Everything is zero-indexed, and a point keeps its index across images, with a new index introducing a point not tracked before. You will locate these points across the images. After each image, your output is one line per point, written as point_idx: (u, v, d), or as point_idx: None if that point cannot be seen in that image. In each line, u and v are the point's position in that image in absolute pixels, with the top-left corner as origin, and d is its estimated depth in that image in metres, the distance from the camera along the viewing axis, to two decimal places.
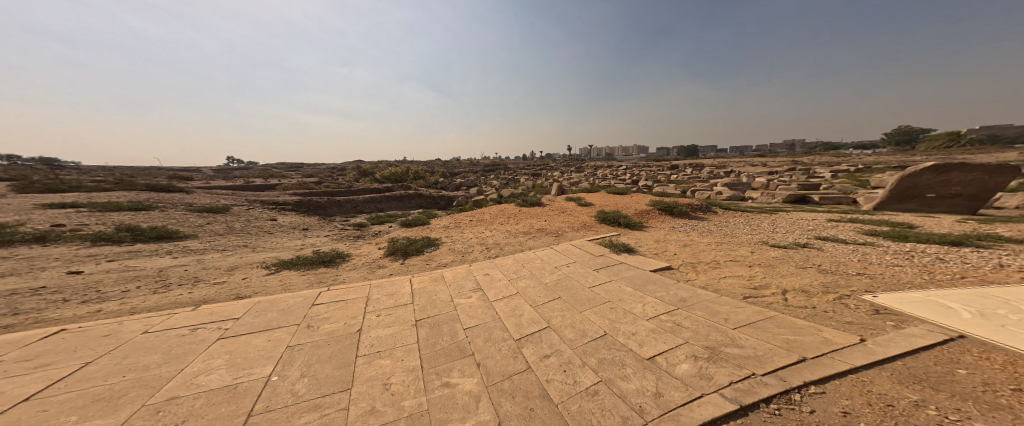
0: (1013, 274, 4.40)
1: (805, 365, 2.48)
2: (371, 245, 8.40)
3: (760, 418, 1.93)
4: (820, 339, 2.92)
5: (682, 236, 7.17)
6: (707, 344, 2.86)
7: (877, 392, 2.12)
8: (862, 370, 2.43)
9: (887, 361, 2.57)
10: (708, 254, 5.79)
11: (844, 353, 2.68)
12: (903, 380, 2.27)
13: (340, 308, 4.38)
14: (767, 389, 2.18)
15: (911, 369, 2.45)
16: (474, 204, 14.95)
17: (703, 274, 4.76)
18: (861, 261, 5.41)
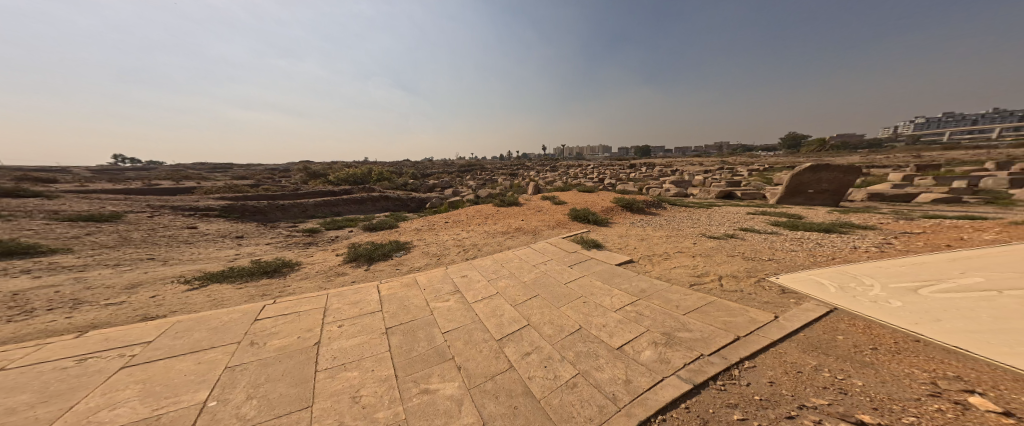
0: (864, 254, 5.83)
1: (739, 342, 2.98)
2: (327, 251, 7.58)
3: (710, 395, 2.28)
4: (749, 319, 3.51)
5: (641, 231, 7.88)
6: (666, 331, 3.25)
7: (790, 360, 2.66)
8: (778, 342, 3.02)
9: (795, 333, 3.22)
10: (660, 247, 6.50)
11: (766, 329, 3.26)
12: (804, 348, 2.89)
13: (292, 321, 3.90)
14: (714, 367, 2.58)
15: (807, 337, 3.14)
16: (451, 204, 14.33)
17: (657, 265, 5.35)
18: (771, 248, 6.61)
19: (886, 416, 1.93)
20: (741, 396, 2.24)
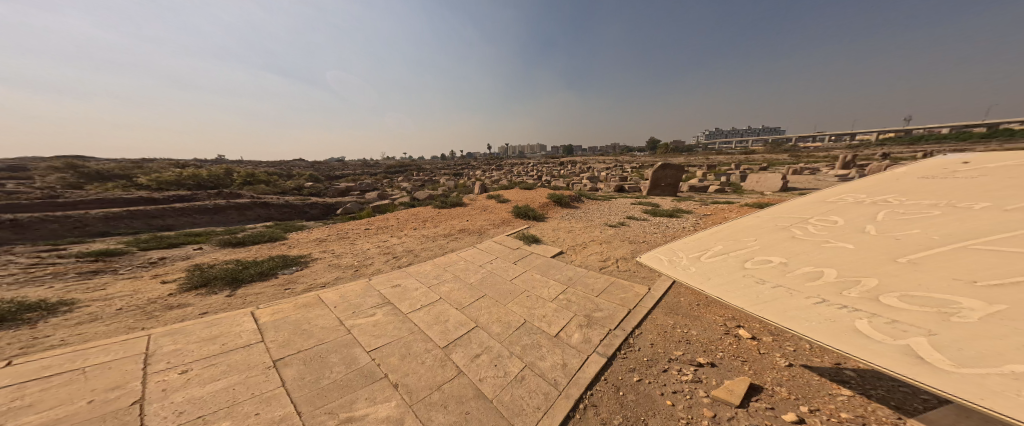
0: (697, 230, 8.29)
1: (631, 313, 3.76)
2: (147, 276, 4.94)
3: (623, 365, 2.80)
4: (638, 292, 4.40)
5: (566, 224, 8.75)
6: (588, 313, 3.77)
7: (660, 322, 3.56)
8: (652, 307, 3.96)
9: (662, 299, 4.19)
10: (579, 236, 7.45)
11: (643, 301, 4.10)
12: (667, 311, 3.84)
13: (66, 384, 2.36)
14: (618, 339, 3.17)
15: (669, 302, 4.12)
16: (374, 210, 11.77)
17: (579, 254, 6.11)
18: (649, 230, 8.56)
19: (710, 355, 2.90)
20: (637, 361, 2.85)
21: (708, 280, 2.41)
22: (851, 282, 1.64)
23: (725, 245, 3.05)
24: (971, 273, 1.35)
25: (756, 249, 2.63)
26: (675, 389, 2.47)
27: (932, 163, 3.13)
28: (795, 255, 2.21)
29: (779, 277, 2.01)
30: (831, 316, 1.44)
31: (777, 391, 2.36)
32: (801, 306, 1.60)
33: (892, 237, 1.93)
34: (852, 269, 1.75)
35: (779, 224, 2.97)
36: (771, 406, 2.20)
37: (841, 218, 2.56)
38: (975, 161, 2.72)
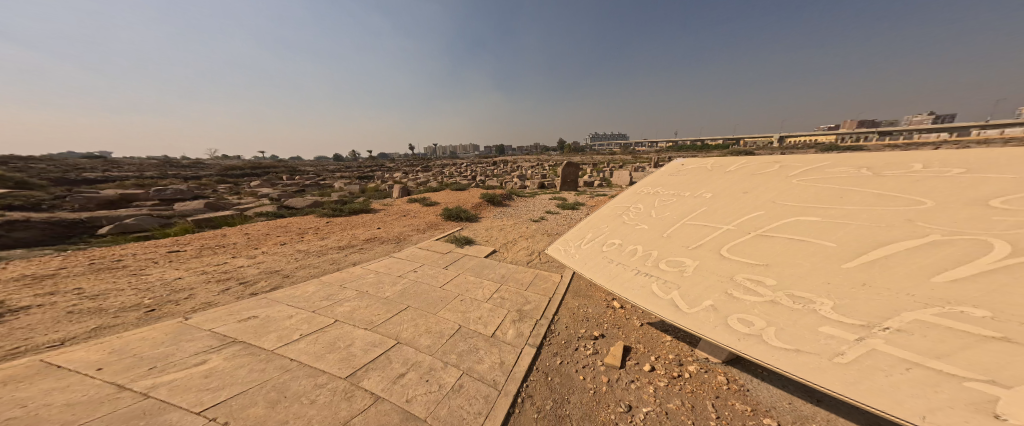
0: None
1: (547, 302, 4.03)
2: None
3: (551, 351, 2.99)
4: (557, 281, 4.75)
5: (492, 223, 8.78)
6: (518, 308, 3.88)
7: (570, 305, 3.94)
8: (561, 292, 4.31)
9: (569, 286, 4.56)
10: (509, 234, 7.67)
11: (558, 288, 4.44)
12: (571, 296, 4.22)
13: None
14: (542, 328, 3.36)
15: (575, 286, 4.53)
16: (228, 219, 8.60)
17: (509, 251, 6.28)
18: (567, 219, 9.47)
19: (600, 328, 3.38)
20: (561, 344, 3.10)
21: (586, 262, 3.25)
22: (647, 255, 2.92)
23: (591, 228, 3.98)
24: (680, 244, 2.88)
25: (608, 232, 3.70)
26: (585, 364, 2.76)
27: (671, 164, 5.03)
28: (627, 237, 3.39)
29: (622, 257, 3.06)
30: (643, 283, 2.56)
31: (638, 348, 2.95)
32: (631, 279, 2.66)
33: (664, 221, 3.38)
34: (651, 247, 3.01)
35: (617, 211, 4.12)
36: (639, 362, 2.73)
37: (644, 207, 3.91)
38: (688, 165, 4.71)
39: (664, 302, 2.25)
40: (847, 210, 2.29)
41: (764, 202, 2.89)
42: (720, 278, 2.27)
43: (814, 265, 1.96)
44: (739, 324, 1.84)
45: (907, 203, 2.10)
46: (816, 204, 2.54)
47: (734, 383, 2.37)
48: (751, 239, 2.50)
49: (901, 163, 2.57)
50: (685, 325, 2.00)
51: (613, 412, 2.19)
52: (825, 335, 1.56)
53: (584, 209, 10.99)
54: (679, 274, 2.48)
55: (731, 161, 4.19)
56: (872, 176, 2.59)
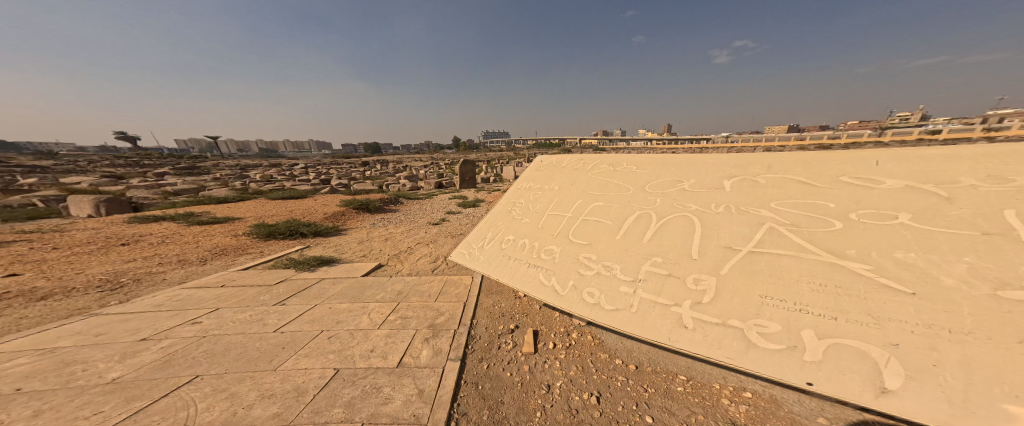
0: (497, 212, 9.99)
1: (464, 307, 4.01)
2: None
3: (475, 358, 3.01)
4: (467, 283, 4.74)
5: (380, 234, 7.55)
6: (430, 323, 3.61)
7: (488, 305, 4.08)
8: (479, 295, 4.37)
9: (481, 283, 4.73)
10: (402, 242, 6.89)
11: (472, 289, 4.51)
12: (484, 294, 4.39)
13: None
14: (463, 337, 3.32)
15: (486, 283, 4.72)
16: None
17: (405, 262, 5.68)
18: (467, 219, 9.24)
19: (514, 320, 3.71)
20: (485, 348, 3.18)
21: (490, 266, 3.54)
22: (531, 248, 3.47)
23: (484, 231, 4.24)
24: (548, 233, 3.59)
25: (500, 232, 4.05)
26: (509, 359, 3.00)
27: (534, 160, 5.82)
28: (515, 233, 3.88)
29: (518, 255, 3.49)
30: (534, 276, 3.08)
31: (541, 329, 3.50)
32: (526, 275, 3.15)
33: (537, 215, 4.05)
34: (534, 240, 3.58)
35: (507, 207, 4.56)
36: (547, 343, 3.26)
37: (526, 202, 4.50)
38: (546, 160, 5.54)
39: (548, 290, 2.86)
40: (613, 196, 3.77)
41: (582, 192, 4.08)
42: (572, 260, 3.07)
43: (610, 240, 3.09)
44: (588, 296, 2.66)
45: (623, 190, 3.81)
46: (603, 192, 3.93)
47: (594, 338, 3.25)
48: (580, 223, 3.52)
49: (624, 161, 4.49)
50: (562, 307, 2.64)
51: (539, 396, 2.51)
52: (624, 291, 2.56)
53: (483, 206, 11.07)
54: (553, 262, 3.14)
55: (563, 156, 5.38)
56: (617, 169, 4.34)
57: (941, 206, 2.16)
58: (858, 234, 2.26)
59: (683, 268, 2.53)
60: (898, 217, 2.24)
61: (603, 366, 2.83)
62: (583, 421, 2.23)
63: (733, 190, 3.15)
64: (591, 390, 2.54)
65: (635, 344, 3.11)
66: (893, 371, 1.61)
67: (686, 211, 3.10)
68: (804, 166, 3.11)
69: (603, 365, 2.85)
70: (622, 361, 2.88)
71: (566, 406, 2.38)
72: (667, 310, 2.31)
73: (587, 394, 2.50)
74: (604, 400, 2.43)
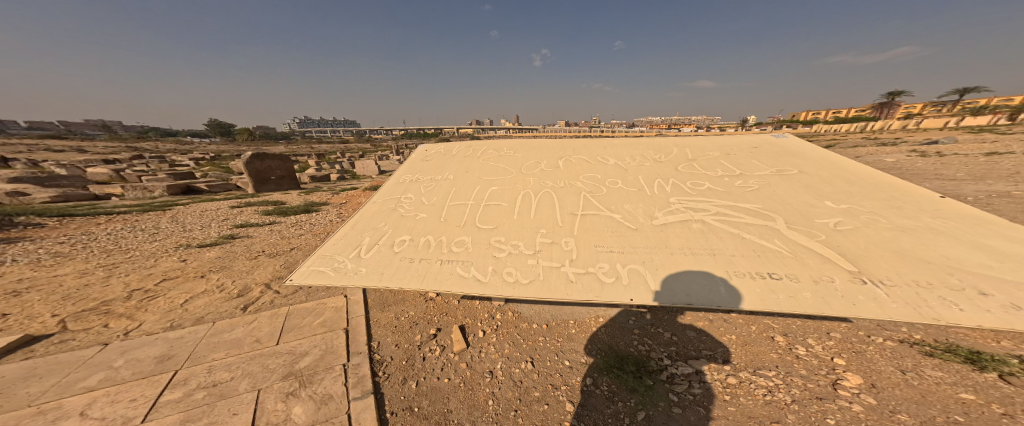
0: (327, 213, 7.91)
1: (352, 333, 3.23)
2: None
3: (391, 383, 2.60)
4: (336, 306, 3.73)
5: (102, 282, 4.16)
6: (289, 373, 2.63)
7: (387, 319, 3.53)
8: (371, 313, 3.63)
9: (365, 299, 3.88)
10: (119, 284, 4.10)
11: (353, 309, 3.66)
12: (373, 310, 3.68)
13: None
14: (364, 367, 2.74)
15: (372, 298, 3.95)
16: None
17: (154, 312, 3.53)
18: (275, 231, 6.44)
19: (433, 324, 3.46)
20: (401, 366, 2.81)
21: (343, 276, 2.96)
22: (439, 243, 3.20)
23: (349, 236, 3.50)
24: (452, 224, 3.42)
25: (366, 234, 3.48)
26: (440, 366, 2.83)
27: (415, 150, 5.29)
28: (412, 231, 3.42)
29: (381, 258, 3.13)
30: (450, 271, 2.85)
31: (467, 322, 3.49)
32: (411, 273, 2.87)
33: (434, 207, 3.74)
34: (439, 235, 3.31)
35: (389, 206, 3.89)
36: (475, 333, 3.31)
37: (412, 195, 4.05)
38: (431, 150, 5.18)
39: (470, 281, 2.72)
40: (503, 180, 4.06)
41: (477, 179, 4.14)
42: (485, 245, 3.09)
43: (511, 221, 3.36)
44: (510, 276, 2.77)
45: (509, 173, 4.18)
46: (494, 177, 4.15)
47: (514, 313, 3.60)
48: (482, 209, 3.58)
49: (504, 147, 4.90)
50: (488, 294, 2.60)
51: (484, 385, 2.57)
52: (531, 263, 2.88)
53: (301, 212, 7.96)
54: (467, 253, 3.04)
55: (450, 144, 5.23)
56: (501, 154, 4.68)
57: (632, 176, 3.85)
58: (619, 200, 3.50)
59: (564, 233, 3.15)
60: (630, 191, 3.61)
61: (528, 334, 3.24)
62: (528, 388, 2.53)
63: (564, 168, 4.18)
64: (527, 359, 2.88)
65: (543, 306, 3.70)
66: (643, 278, 2.57)
67: (547, 188, 3.81)
68: (595, 155, 4.42)
69: (527, 334, 3.25)
70: (539, 324, 3.38)
71: (511, 383, 2.60)
72: (560, 271, 2.77)
73: (525, 363, 2.83)
74: (537, 362, 2.82)
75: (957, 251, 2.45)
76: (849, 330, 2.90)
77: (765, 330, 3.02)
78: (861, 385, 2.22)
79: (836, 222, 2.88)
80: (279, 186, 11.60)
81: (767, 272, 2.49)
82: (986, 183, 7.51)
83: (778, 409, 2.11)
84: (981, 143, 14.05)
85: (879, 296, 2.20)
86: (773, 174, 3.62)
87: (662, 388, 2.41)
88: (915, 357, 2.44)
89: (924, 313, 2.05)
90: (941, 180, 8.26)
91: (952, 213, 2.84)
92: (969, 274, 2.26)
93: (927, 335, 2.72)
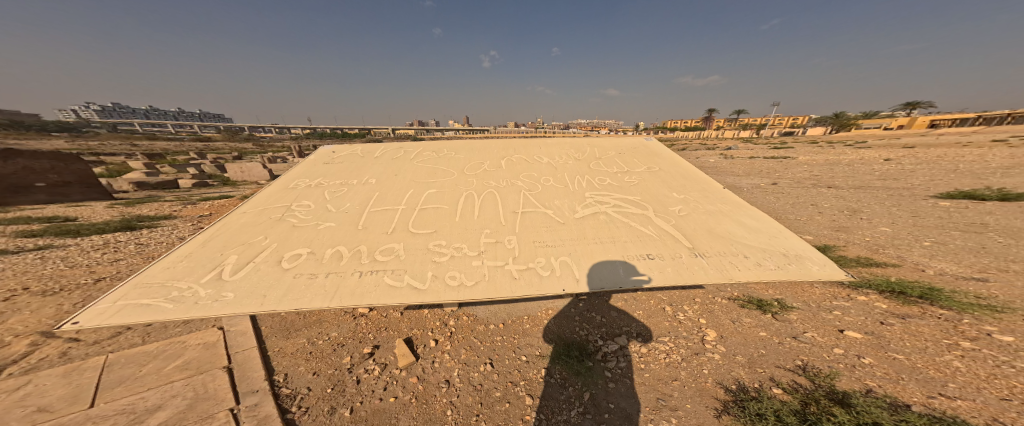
0: (155, 229, 5.83)
1: (240, 370, 2.64)
2: None
3: (311, 415, 2.27)
4: (205, 342, 2.96)
5: None
6: None
7: (293, 347, 3.01)
8: (264, 344, 3.04)
9: (255, 330, 3.21)
10: None
11: (236, 342, 2.98)
12: (270, 340, 3.11)
13: None
14: (267, 402, 2.32)
15: (265, 327, 3.32)
16: None
17: None
18: (40, 259, 4.38)
19: (367, 342, 3.13)
20: (325, 397, 2.45)
21: (175, 308, 2.31)
22: (357, 253, 2.86)
23: (195, 256, 2.79)
24: (379, 231, 3.12)
25: (225, 251, 2.83)
26: (383, 385, 2.59)
27: (321, 151, 4.67)
28: (312, 242, 2.96)
29: (240, 279, 2.57)
30: (372, 281, 2.58)
31: (416, 334, 3.27)
32: (307, 290, 2.48)
33: (348, 214, 3.34)
34: (356, 243, 2.97)
35: (277, 215, 3.30)
36: (426, 343, 3.13)
37: (309, 202, 3.52)
38: (339, 152, 4.65)
39: (404, 290, 2.52)
40: (443, 182, 3.91)
41: (411, 182, 3.89)
42: (423, 251, 2.92)
43: (453, 223, 3.26)
44: (451, 279, 2.68)
45: (449, 175, 4.04)
46: (433, 179, 3.96)
47: (470, 317, 3.54)
48: (418, 213, 3.37)
49: (444, 147, 4.73)
50: (428, 301, 2.45)
51: (441, 396, 2.49)
52: (476, 264, 2.83)
53: (101, 229, 5.66)
54: (398, 260, 2.81)
55: (374, 145, 4.79)
56: (440, 155, 4.50)
57: (563, 174, 4.18)
58: (535, 199, 3.69)
59: (508, 231, 3.20)
60: (540, 190, 3.83)
61: (485, 336, 3.23)
62: (489, 389, 2.54)
63: (506, 167, 4.27)
64: (486, 360, 2.89)
65: (499, 306, 3.72)
66: (572, 270, 2.79)
67: (489, 188, 3.84)
68: (522, 155, 4.59)
69: (485, 336, 3.24)
70: (496, 325, 3.41)
71: (471, 387, 2.57)
72: (505, 269, 2.80)
73: (484, 365, 2.83)
74: (496, 362, 2.86)
75: (737, 226, 3.29)
76: (704, 294, 3.69)
77: (658, 302, 3.63)
78: (716, 338, 2.92)
79: (678, 209, 3.56)
80: (54, 196, 7.99)
81: (649, 254, 2.96)
82: (755, 178, 10.91)
83: (676, 368, 2.62)
84: (763, 149, 20.34)
85: (700, 265, 2.82)
86: (646, 172, 4.27)
87: (600, 368, 2.72)
88: (737, 309, 3.36)
89: (723, 276, 2.71)
90: (736, 175, 11.62)
91: (731, 199, 3.71)
92: (742, 245, 3.05)
93: (741, 290, 3.73)
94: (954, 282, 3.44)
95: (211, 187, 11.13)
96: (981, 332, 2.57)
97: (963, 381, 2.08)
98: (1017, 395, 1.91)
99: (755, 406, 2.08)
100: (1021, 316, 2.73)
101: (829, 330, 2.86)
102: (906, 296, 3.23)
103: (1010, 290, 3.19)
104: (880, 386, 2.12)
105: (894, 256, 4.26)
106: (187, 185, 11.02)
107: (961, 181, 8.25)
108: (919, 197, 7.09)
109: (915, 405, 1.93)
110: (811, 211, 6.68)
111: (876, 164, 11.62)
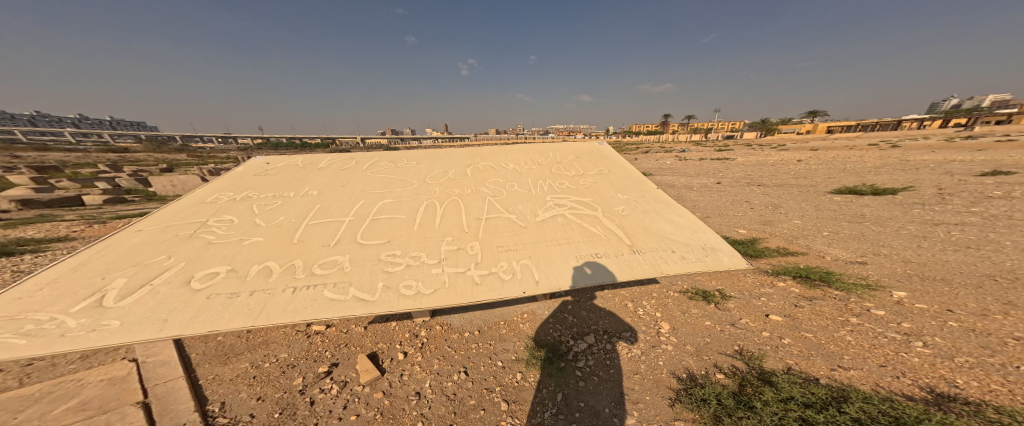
0: (38, 256, 4.92)
1: (159, 404, 2.36)
2: None
3: None
4: (111, 377, 2.63)
5: None
6: None
7: (233, 374, 2.78)
8: (194, 374, 2.79)
9: (180, 358, 2.93)
10: None
11: (157, 374, 2.68)
12: (201, 368, 2.85)
13: None
14: None
15: (193, 354, 3.04)
16: None
17: None
18: None
19: (324, 360, 2.96)
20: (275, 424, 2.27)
21: (28, 343, 1.97)
22: (291, 268, 2.69)
23: (63, 282, 2.40)
24: (319, 244, 2.95)
25: (109, 275, 2.50)
26: (342, 404, 2.44)
27: (252, 162, 4.35)
28: (232, 259, 2.72)
29: (129, 305, 2.29)
30: (308, 296, 2.44)
31: (381, 348, 3.13)
32: (224, 311, 2.29)
33: (281, 227, 3.13)
34: (293, 257, 2.79)
35: (196, 232, 3.01)
36: (393, 357, 3.00)
37: (232, 216, 3.25)
38: (275, 163, 4.37)
39: (350, 303, 2.42)
40: (400, 191, 3.82)
41: (363, 192, 3.75)
42: (374, 261, 2.81)
43: (410, 232, 3.18)
44: (406, 289, 2.60)
45: (409, 184, 3.96)
46: (389, 189, 3.85)
47: (443, 326, 3.46)
48: (369, 224, 3.25)
49: (403, 157, 4.63)
50: (379, 312, 2.38)
51: (410, 409, 2.40)
52: (436, 272, 2.79)
53: None
54: (341, 273, 2.67)
55: (318, 156, 4.57)
56: (398, 165, 4.39)
57: (525, 179, 4.26)
58: (492, 204, 3.71)
59: (470, 238, 3.18)
60: (496, 195, 3.87)
61: (459, 344, 3.18)
62: (463, 398, 2.50)
63: (471, 175, 4.26)
64: (460, 369, 2.84)
65: (474, 314, 3.68)
66: (532, 272, 2.85)
67: (453, 196, 3.81)
68: (482, 161, 4.61)
69: (460, 344, 3.18)
70: (471, 332, 3.36)
71: (443, 397, 2.51)
72: (466, 275, 2.78)
73: (458, 373, 2.77)
74: (471, 370, 2.82)
75: (670, 223, 3.54)
76: (659, 288, 3.94)
77: (622, 299, 3.80)
78: (669, 330, 3.11)
79: (622, 209, 3.76)
80: None
81: (598, 254, 3.09)
82: (701, 178, 11.83)
83: (636, 361, 2.76)
84: (710, 151, 22.21)
85: (639, 262, 3.02)
86: (596, 175, 4.46)
87: (571, 367, 2.78)
88: (687, 301, 3.61)
89: (656, 270, 2.95)
90: (685, 176, 12.50)
91: (666, 199, 3.98)
92: (672, 241, 3.28)
93: (688, 283, 4.02)
94: (848, 265, 4.02)
95: (129, 203, 9.79)
96: (864, 308, 3.04)
97: (854, 352, 2.45)
98: (890, 361, 2.29)
99: (700, 392, 2.24)
100: (889, 292, 3.27)
101: (757, 315, 3.19)
102: (811, 280, 3.70)
103: (882, 269, 3.81)
104: (796, 363, 2.41)
105: (806, 244, 4.86)
106: (98, 203, 9.57)
107: (852, 176, 9.70)
108: (826, 191, 8.19)
109: (821, 378, 2.22)
110: (742, 207, 7.41)
111: (794, 163, 13.22)
